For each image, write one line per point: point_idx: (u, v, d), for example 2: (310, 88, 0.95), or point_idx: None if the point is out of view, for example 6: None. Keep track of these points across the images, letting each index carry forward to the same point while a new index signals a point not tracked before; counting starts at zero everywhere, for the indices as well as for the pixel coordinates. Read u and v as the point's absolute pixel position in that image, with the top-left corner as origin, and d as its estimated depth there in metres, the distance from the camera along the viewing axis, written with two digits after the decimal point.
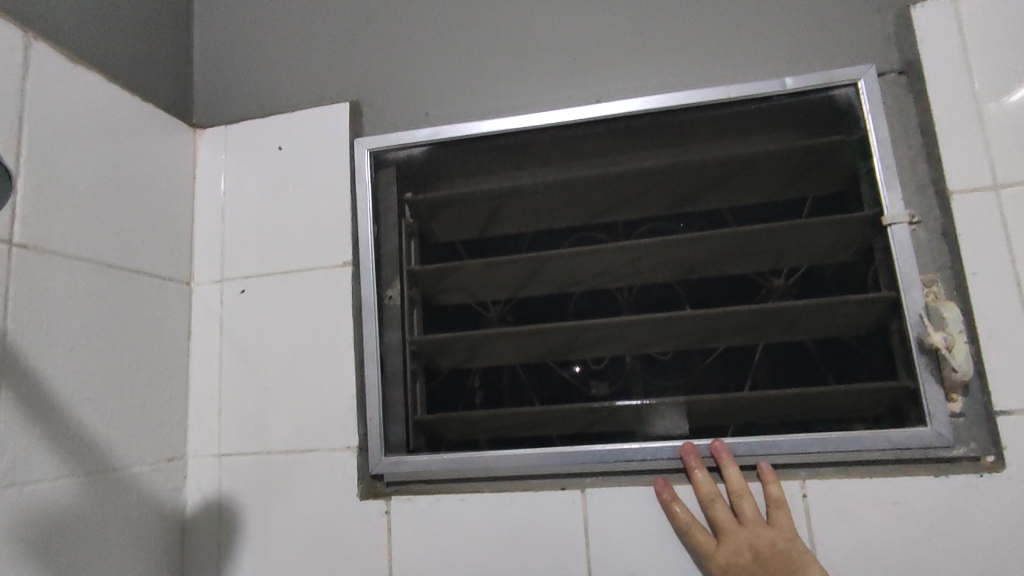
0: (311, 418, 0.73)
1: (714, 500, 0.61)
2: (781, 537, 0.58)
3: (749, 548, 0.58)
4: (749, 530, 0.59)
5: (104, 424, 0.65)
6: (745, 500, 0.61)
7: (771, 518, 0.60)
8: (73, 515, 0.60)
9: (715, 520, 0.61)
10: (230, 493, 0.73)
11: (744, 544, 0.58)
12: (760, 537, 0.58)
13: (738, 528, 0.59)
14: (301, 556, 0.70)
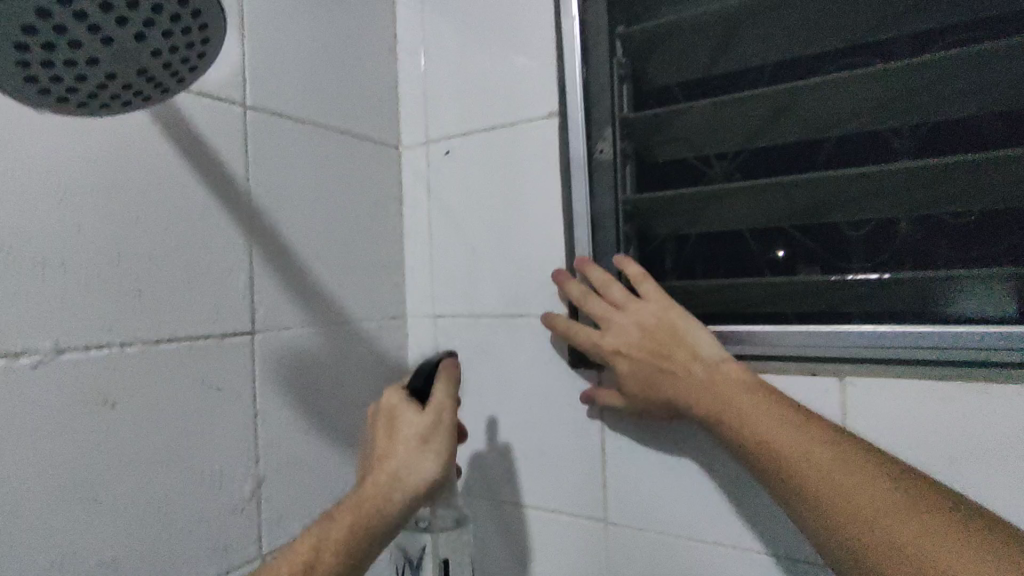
0: (519, 283, 0.70)
1: (591, 300, 0.61)
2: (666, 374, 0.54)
3: (626, 337, 0.57)
4: (631, 321, 0.57)
5: (337, 280, 0.69)
6: (659, 299, 0.58)
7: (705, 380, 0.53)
8: (317, 361, 0.66)
9: (594, 314, 0.60)
10: (446, 352, 0.76)
11: (628, 332, 0.57)
12: (642, 329, 0.57)
13: (613, 318, 0.59)
14: (514, 415, 0.71)
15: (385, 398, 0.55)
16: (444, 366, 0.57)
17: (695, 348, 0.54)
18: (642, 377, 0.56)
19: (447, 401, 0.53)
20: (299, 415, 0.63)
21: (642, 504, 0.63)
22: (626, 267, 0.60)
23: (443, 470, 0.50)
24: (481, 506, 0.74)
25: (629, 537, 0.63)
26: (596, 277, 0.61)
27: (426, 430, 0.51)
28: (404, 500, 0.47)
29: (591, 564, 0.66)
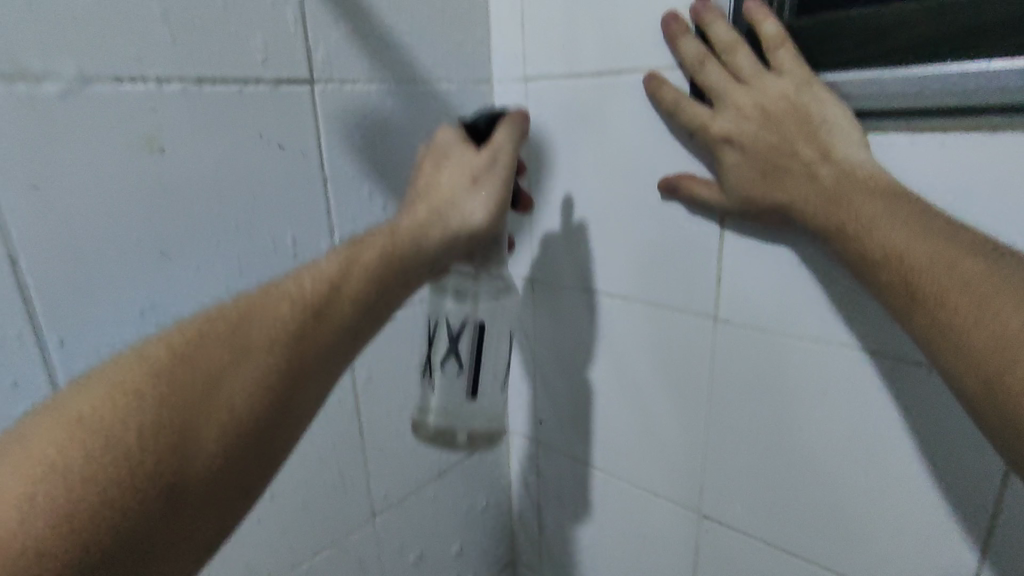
0: (629, 24, 0.54)
1: (707, 67, 0.48)
2: (792, 172, 0.44)
3: (739, 121, 0.46)
4: (752, 97, 0.45)
5: (409, 28, 0.57)
6: (796, 71, 0.44)
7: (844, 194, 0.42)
8: (390, 126, 0.57)
9: (706, 86, 0.48)
10: (538, 125, 0.64)
11: (744, 113, 0.46)
12: (764, 111, 0.45)
13: (728, 93, 0.46)
14: (613, 199, 0.60)
15: (441, 134, 0.52)
16: (511, 117, 0.50)
17: (825, 138, 0.43)
18: (751, 171, 0.46)
19: (503, 144, 0.49)
20: (373, 185, 0.57)
21: (762, 302, 0.52)
22: (760, 23, 0.45)
23: (489, 216, 0.48)
24: (572, 298, 0.67)
25: (741, 337, 0.54)
26: (719, 39, 0.47)
27: (476, 169, 0.48)
28: (443, 237, 0.46)
29: (690, 363, 0.59)
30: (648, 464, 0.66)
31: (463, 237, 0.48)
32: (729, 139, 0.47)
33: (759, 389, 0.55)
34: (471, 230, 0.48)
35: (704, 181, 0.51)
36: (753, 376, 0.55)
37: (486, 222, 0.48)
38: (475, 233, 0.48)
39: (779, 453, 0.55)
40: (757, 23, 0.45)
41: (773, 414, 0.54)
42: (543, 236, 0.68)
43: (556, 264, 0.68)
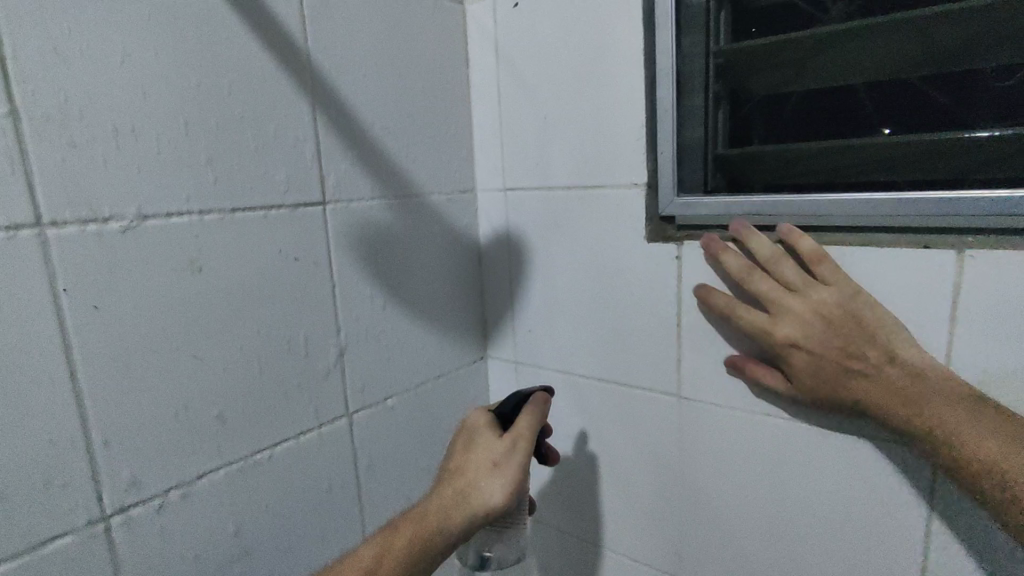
0: (592, 148, 0.65)
1: (780, 265, 0.52)
2: (841, 357, 0.48)
3: (815, 331, 0.49)
4: (817, 303, 0.49)
5: (404, 152, 0.67)
6: (837, 279, 0.50)
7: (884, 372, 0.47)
8: (389, 234, 0.66)
9: (762, 294, 0.52)
10: (517, 227, 0.74)
11: (806, 321, 0.50)
12: (826, 317, 0.49)
13: (790, 304, 0.50)
14: (584, 290, 0.69)
15: (472, 414, 0.56)
16: (532, 401, 0.55)
17: (903, 346, 0.48)
18: (854, 381, 0.48)
19: (525, 430, 0.53)
20: (374, 286, 0.65)
21: (718, 382, 0.61)
22: (796, 241, 0.52)
23: (508, 499, 0.50)
24: (551, 379, 0.75)
25: (702, 413, 0.62)
26: (761, 253, 0.53)
27: (499, 456, 0.52)
28: (465, 521, 0.49)
29: (660, 439, 0.66)
30: (630, 534, 0.71)
31: (485, 518, 0.50)
32: (790, 341, 0.50)
33: (720, 459, 0.62)
34: (490, 513, 0.50)
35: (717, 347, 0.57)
36: (714, 447, 0.62)
37: (506, 504, 0.50)
38: (494, 515, 0.50)
39: (743, 517, 0.62)
40: (793, 241, 0.52)
41: (735, 482, 0.62)
42: (525, 323, 0.76)
43: (536, 349, 0.75)
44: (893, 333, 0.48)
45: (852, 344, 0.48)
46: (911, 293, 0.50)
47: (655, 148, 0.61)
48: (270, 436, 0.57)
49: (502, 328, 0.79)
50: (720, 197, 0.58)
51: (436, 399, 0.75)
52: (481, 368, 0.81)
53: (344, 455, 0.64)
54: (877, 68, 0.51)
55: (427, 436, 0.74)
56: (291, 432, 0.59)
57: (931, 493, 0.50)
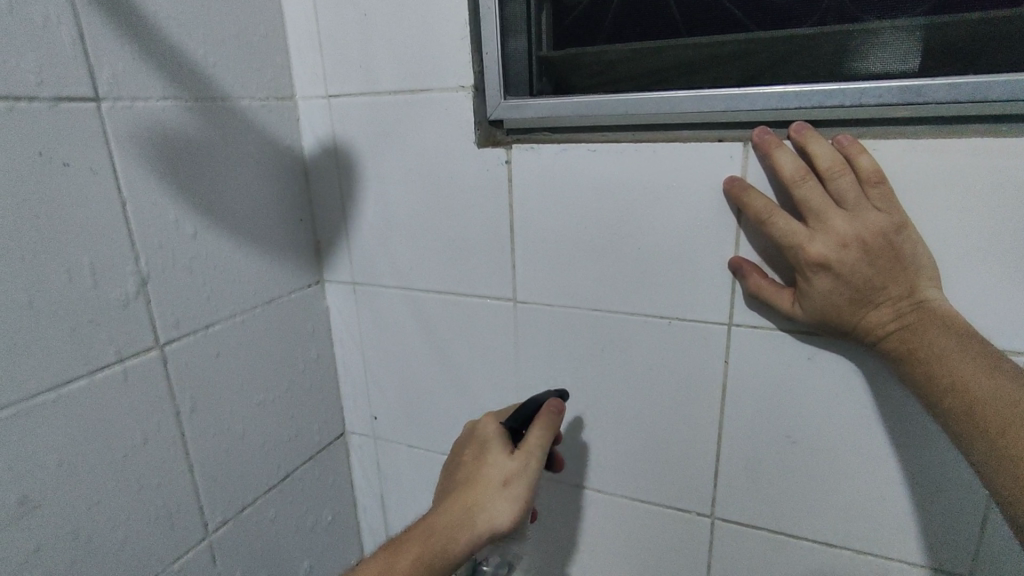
0: (417, 48, 0.61)
1: (805, 185, 0.47)
2: (883, 286, 0.46)
3: (849, 255, 0.46)
4: (856, 225, 0.46)
5: (201, 49, 0.58)
6: (888, 203, 0.47)
7: (871, 289, 0.47)
8: (191, 143, 0.58)
9: (805, 207, 0.48)
10: (344, 137, 0.69)
11: (845, 243, 0.46)
12: (865, 242, 0.46)
13: (835, 221, 0.46)
14: (418, 202, 0.67)
15: (485, 425, 0.55)
16: (547, 410, 0.54)
17: (917, 275, 0.47)
18: (842, 299, 0.48)
19: (538, 446, 0.51)
20: (176, 203, 0.57)
21: (550, 284, 0.63)
22: (854, 155, 0.47)
23: (516, 519, 0.49)
24: (392, 298, 0.73)
25: (536, 314, 0.65)
26: (828, 161, 0.47)
27: (511, 474, 0.50)
28: (471, 540, 0.48)
29: (502, 343, 0.68)
30: None
31: (493, 536, 0.49)
32: (818, 262, 0.47)
33: (557, 358, 0.66)
34: (495, 534, 0.48)
35: (773, 284, 0.52)
36: (549, 346, 0.66)
37: (512, 524, 0.49)
38: (499, 535, 0.49)
39: (576, 409, 0.67)
40: (852, 153, 0.47)
41: (569, 376, 0.66)
42: (360, 241, 0.73)
43: (374, 268, 0.73)
44: (921, 264, 0.47)
45: (877, 271, 0.46)
46: (709, 187, 0.54)
47: (480, 48, 0.60)
48: (57, 375, 0.49)
49: (337, 249, 0.75)
50: (547, 99, 0.59)
51: (268, 328, 0.70)
52: (317, 293, 0.77)
53: (159, 393, 0.58)
54: None
55: (262, 367, 0.69)
56: (85, 369, 0.51)
57: (726, 362, 0.58)
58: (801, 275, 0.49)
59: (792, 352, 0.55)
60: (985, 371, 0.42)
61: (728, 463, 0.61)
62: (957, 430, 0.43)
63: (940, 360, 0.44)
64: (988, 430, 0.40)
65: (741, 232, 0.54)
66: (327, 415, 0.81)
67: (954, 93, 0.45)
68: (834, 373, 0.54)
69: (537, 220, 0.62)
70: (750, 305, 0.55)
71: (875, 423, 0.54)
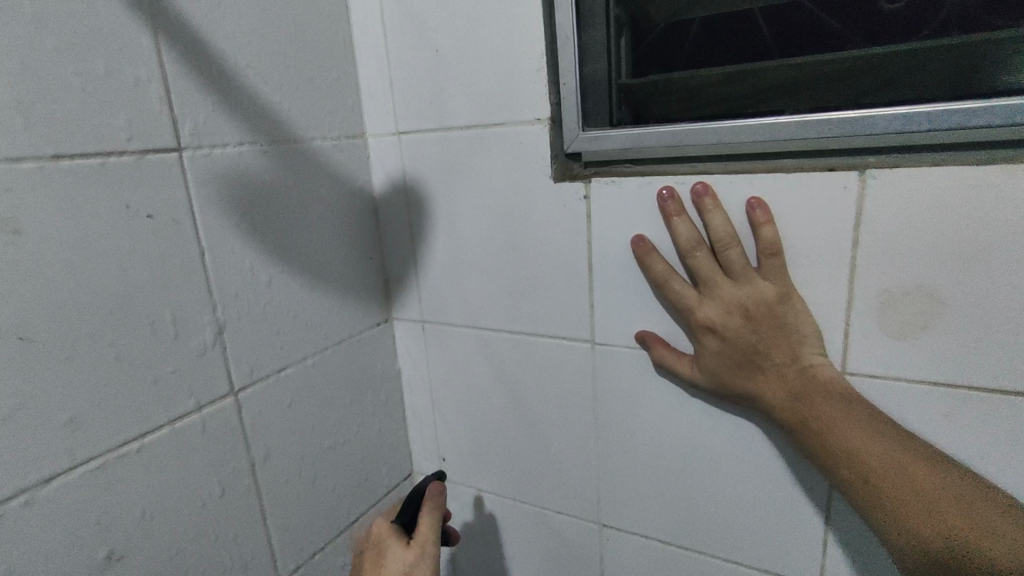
0: (491, 82, 0.59)
1: (697, 253, 0.51)
2: (787, 364, 0.48)
3: (734, 320, 0.49)
4: (738, 294, 0.49)
5: (278, 93, 0.59)
6: (779, 277, 0.49)
7: (766, 363, 0.49)
8: (266, 188, 0.58)
9: (696, 274, 0.52)
10: (414, 174, 0.67)
11: (725, 308, 0.50)
12: (747, 311, 0.49)
13: (721, 288, 0.50)
14: (489, 239, 0.64)
15: (371, 528, 0.54)
16: (430, 492, 0.54)
17: (806, 349, 0.49)
18: (730, 364, 0.51)
19: (430, 533, 0.52)
20: (252, 249, 0.57)
21: (632, 325, 0.59)
22: (758, 225, 0.50)
23: None
24: (462, 337, 0.71)
25: (616, 356, 0.61)
26: (721, 236, 0.50)
27: (409, 565, 0.49)
28: None
29: (578, 386, 0.64)
30: (555, 485, 0.70)
31: None
32: (707, 324, 0.51)
33: (640, 404, 0.61)
34: None
35: (675, 352, 0.56)
36: (630, 391, 0.61)
37: None
38: None
39: (659, 459, 0.62)
40: (759, 223, 0.50)
41: (652, 424, 0.61)
42: (430, 278, 0.71)
43: (444, 307, 0.71)
44: (808, 338, 0.49)
45: (742, 335, 0.49)
46: (818, 220, 0.49)
47: (558, 80, 0.57)
48: (138, 427, 0.49)
49: (406, 286, 0.73)
50: (630, 128, 0.55)
51: (339, 369, 0.69)
52: (386, 331, 0.76)
53: (234, 441, 0.57)
54: None
55: (332, 410, 0.68)
56: (165, 419, 0.51)
57: None
58: (695, 337, 0.53)
59: (919, 401, 0.49)
60: (885, 446, 0.44)
61: (839, 530, 0.54)
62: (857, 501, 0.44)
63: (825, 426, 0.46)
64: (883, 502, 0.42)
65: (859, 265, 0.48)
66: (394, 455, 0.79)
67: None
68: (970, 425, 0.47)
69: (618, 257, 0.58)
70: (867, 351, 0.49)
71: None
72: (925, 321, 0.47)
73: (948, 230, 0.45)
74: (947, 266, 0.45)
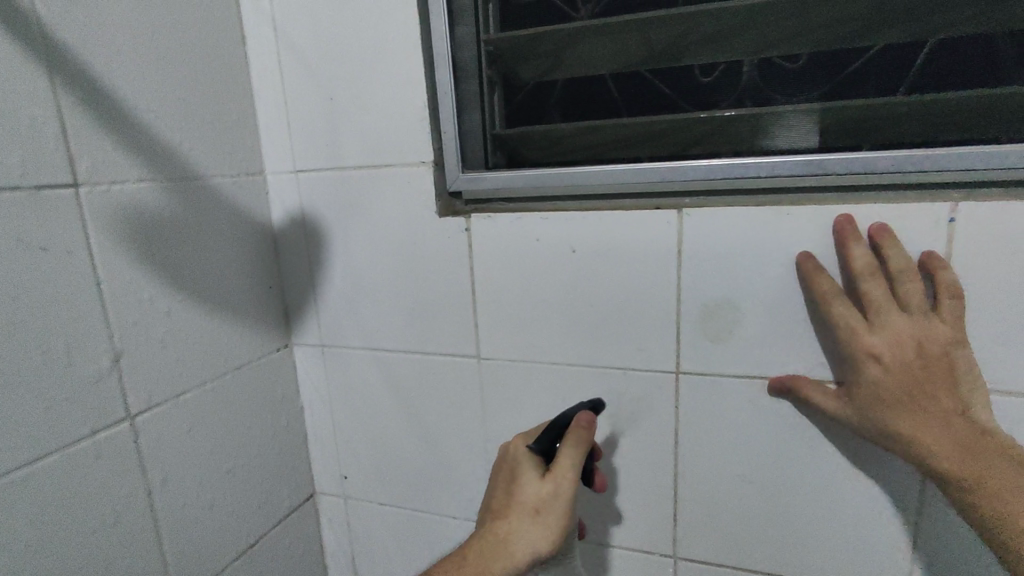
0: (380, 129, 0.67)
1: (861, 277, 0.51)
2: (949, 382, 0.49)
3: (903, 353, 0.49)
4: (912, 322, 0.49)
5: (178, 133, 0.62)
6: (956, 321, 0.50)
7: (936, 381, 0.48)
8: (165, 222, 0.61)
9: (865, 299, 0.51)
10: (312, 208, 0.73)
11: (903, 344, 0.49)
12: (918, 345, 0.49)
13: (894, 319, 0.49)
14: (384, 267, 0.71)
15: (520, 451, 0.57)
16: (578, 425, 0.55)
17: (961, 370, 0.49)
18: (888, 395, 0.49)
19: (569, 467, 0.53)
20: (149, 279, 0.60)
21: (511, 340, 0.67)
22: (937, 270, 0.51)
23: (549, 546, 0.53)
24: (360, 358, 0.76)
25: (499, 369, 0.69)
26: (828, 289, 0.52)
27: (542, 500, 0.53)
28: (507, 569, 0.51)
29: (468, 398, 0.71)
30: (449, 492, 0.76)
31: (528, 563, 0.52)
32: (872, 353, 0.50)
33: (521, 410, 0.69)
34: (535, 559, 0.52)
35: (819, 386, 0.55)
36: (512, 399, 0.69)
37: (547, 548, 0.53)
38: (540, 559, 0.53)
39: None
40: (884, 246, 0.51)
41: (532, 428, 0.69)
42: (329, 304, 0.76)
43: (343, 331, 0.76)
44: (963, 356, 0.50)
45: (931, 379, 0.48)
46: (650, 249, 0.60)
47: (438, 129, 0.65)
48: (28, 455, 0.50)
49: (305, 312, 0.78)
50: (501, 172, 0.64)
51: (238, 394, 0.71)
52: (286, 356, 0.79)
53: (130, 467, 0.59)
54: (617, 60, 0.61)
55: (232, 434, 0.70)
56: (56, 447, 0.52)
57: (676, 406, 0.63)
58: (852, 362, 0.52)
59: (734, 393, 0.60)
60: (990, 467, 0.46)
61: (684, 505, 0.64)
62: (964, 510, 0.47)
63: (948, 465, 0.47)
64: (997, 521, 0.45)
65: (682, 286, 0.59)
66: (296, 476, 0.81)
67: (848, 167, 0.52)
68: (772, 411, 0.59)
69: (496, 280, 0.66)
70: (694, 354, 0.61)
71: (811, 456, 0.59)
72: (734, 327, 0.59)
73: (744, 254, 0.57)
74: (746, 283, 0.57)
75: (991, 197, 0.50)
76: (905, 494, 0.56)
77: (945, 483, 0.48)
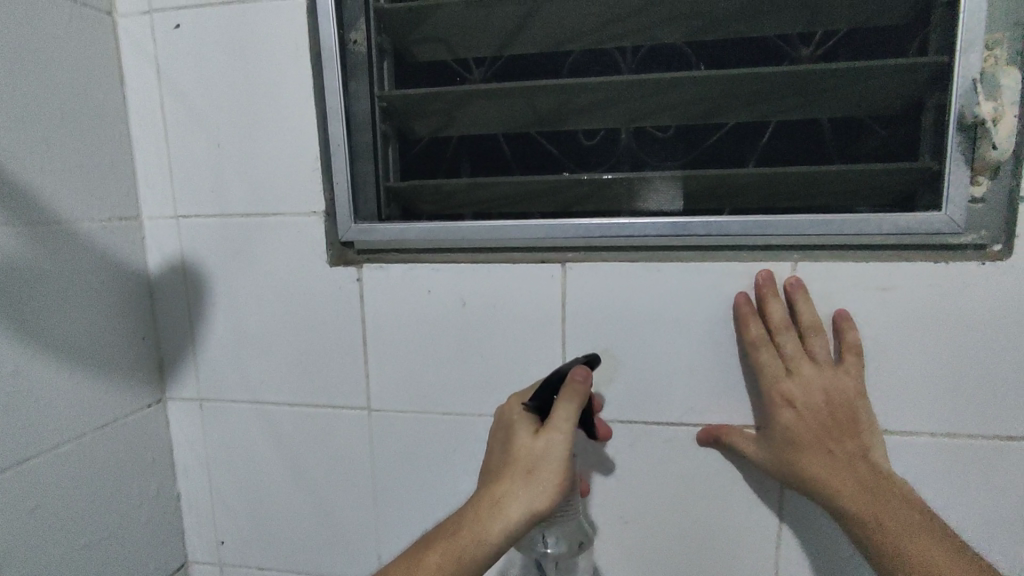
0: (269, 177, 0.66)
1: (779, 329, 0.56)
2: (858, 436, 0.53)
3: (814, 400, 0.54)
4: (823, 375, 0.54)
5: (40, 176, 0.58)
6: (859, 376, 0.55)
7: (842, 435, 0.53)
8: (19, 269, 0.56)
9: (780, 350, 0.56)
10: (193, 255, 0.70)
11: (815, 390, 0.54)
12: (831, 396, 0.54)
13: (808, 369, 0.55)
14: (271, 316, 0.69)
15: (517, 410, 0.55)
16: (573, 380, 0.51)
17: (870, 427, 0.54)
18: (802, 438, 0.54)
19: (564, 424, 0.51)
20: None
21: (401, 391, 0.67)
22: (844, 330, 0.56)
23: (551, 500, 0.50)
24: (242, 413, 0.72)
25: (390, 420, 0.68)
26: (757, 332, 0.56)
27: (537, 457, 0.51)
28: (506, 529, 0.50)
29: (357, 451, 0.69)
30: (336, 552, 0.72)
31: (530, 520, 0.51)
32: (788, 398, 0.54)
33: (412, 462, 0.68)
34: (540, 515, 0.51)
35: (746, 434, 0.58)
36: (403, 451, 0.68)
37: (551, 503, 0.50)
38: (540, 516, 0.51)
39: (431, 512, 0.69)
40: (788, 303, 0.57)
41: (423, 479, 0.69)
42: (210, 355, 0.72)
43: (223, 384, 0.72)
44: (870, 416, 0.55)
45: (840, 427, 0.53)
46: (536, 300, 0.63)
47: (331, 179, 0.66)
48: None
49: (182, 365, 0.73)
50: (393, 223, 0.65)
51: (99, 457, 0.65)
52: (158, 412, 0.73)
53: None
54: (507, 122, 0.65)
55: (89, 502, 0.64)
56: None
57: None
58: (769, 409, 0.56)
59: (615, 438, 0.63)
60: (890, 506, 0.50)
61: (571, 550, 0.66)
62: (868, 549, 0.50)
63: (853, 502, 0.51)
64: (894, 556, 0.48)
65: (566, 336, 0.63)
66: (165, 545, 0.74)
67: (706, 229, 0.59)
68: (649, 453, 0.63)
69: (387, 330, 0.66)
70: None
71: (684, 496, 0.63)
72: (613, 375, 0.62)
73: (621, 306, 0.61)
74: (623, 333, 0.62)
75: (820, 259, 0.58)
76: (765, 527, 0.62)
77: (845, 520, 0.52)
